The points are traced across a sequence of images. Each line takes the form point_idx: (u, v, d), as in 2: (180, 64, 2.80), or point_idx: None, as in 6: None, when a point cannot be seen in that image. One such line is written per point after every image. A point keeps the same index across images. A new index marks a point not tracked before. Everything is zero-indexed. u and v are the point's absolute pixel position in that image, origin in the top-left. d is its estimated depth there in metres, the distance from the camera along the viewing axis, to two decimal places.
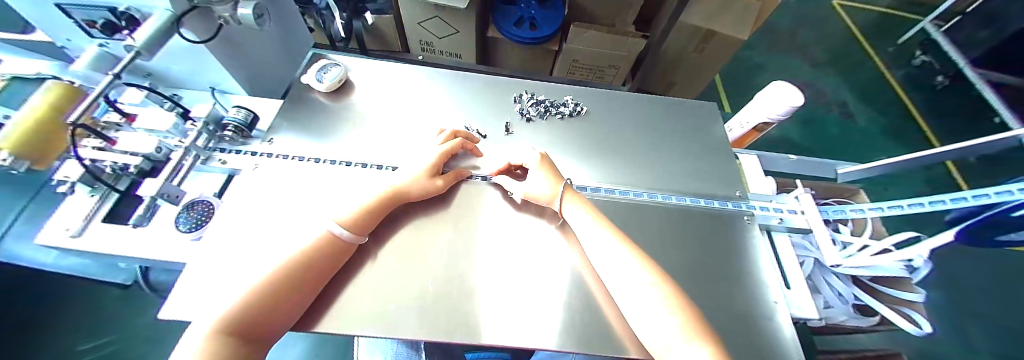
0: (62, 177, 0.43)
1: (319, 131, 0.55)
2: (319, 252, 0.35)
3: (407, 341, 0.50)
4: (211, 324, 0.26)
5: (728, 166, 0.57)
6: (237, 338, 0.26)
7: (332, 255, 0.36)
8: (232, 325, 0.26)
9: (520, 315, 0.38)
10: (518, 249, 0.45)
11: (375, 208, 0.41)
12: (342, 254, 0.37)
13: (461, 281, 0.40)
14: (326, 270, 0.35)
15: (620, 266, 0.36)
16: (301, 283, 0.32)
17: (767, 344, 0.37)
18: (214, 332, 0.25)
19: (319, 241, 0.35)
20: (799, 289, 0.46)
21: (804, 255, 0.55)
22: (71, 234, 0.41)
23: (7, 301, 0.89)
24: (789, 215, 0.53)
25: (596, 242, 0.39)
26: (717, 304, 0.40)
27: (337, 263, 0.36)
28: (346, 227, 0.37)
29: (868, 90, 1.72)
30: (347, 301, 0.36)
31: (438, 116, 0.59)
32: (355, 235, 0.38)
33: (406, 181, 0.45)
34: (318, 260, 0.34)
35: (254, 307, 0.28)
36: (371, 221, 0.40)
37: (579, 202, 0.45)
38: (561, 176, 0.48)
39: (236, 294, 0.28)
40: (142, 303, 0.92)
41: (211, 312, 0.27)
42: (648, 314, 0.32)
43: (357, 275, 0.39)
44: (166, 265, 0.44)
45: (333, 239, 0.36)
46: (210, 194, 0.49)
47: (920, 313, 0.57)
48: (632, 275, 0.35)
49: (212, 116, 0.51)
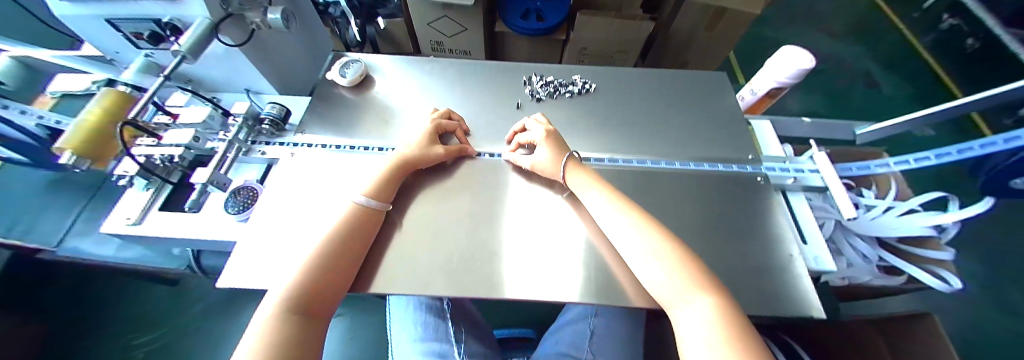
0: (121, 172, 0.48)
1: (346, 124, 0.58)
2: (355, 224, 0.39)
3: (432, 313, 0.60)
4: (273, 309, 0.28)
5: (740, 133, 0.57)
6: (299, 317, 0.28)
7: (363, 223, 0.39)
8: (290, 307, 0.28)
9: (543, 275, 0.40)
10: (532, 218, 0.47)
11: (388, 177, 0.45)
12: (376, 219, 0.41)
13: (482, 244, 0.43)
14: (355, 251, 0.37)
15: (623, 233, 0.38)
16: (347, 252, 0.36)
17: (782, 296, 0.38)
18: (277, 313, 0.27)
19: (349, 214, 0.39)
20: (817, 243, 0.45)
21: (825, 217, 0.54)
22: (130, 223, 0.48)
23: (69, 301, 0.99)
24: (807, 174, 0.52)
25: (595, 204, 0.43)
26: (727, 260, 0.42)
27: (372, 228, 0.40)
28: (371, 196, 0.42)
29: (892, 61, 1.65)
30: (391, 267, 0.40)
31: (454, 101, 0.62)
32: (379, 202, 0.42)
33: (416, 150, 0.49)
34: (353, 232, 0.38)
35: (304, 286, 0.31)
36: (390, 191, 0.44)
37: (578, 173, 0.47)
38: (565, 148, 0.50)
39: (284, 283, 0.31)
40: (187, 300, 1.00)
41: (270, 297, 0.30)
42: (656, 280, 0.33)
43: (389, 253, 0.41)
44: (218, 244, 0.49)
45: (363, 210, 0.40)
46: (253, 181, 0.53)
47: (953, 273, 0.54)
48: (639, 246, 0.36)
49: (251, 112, 0.54)
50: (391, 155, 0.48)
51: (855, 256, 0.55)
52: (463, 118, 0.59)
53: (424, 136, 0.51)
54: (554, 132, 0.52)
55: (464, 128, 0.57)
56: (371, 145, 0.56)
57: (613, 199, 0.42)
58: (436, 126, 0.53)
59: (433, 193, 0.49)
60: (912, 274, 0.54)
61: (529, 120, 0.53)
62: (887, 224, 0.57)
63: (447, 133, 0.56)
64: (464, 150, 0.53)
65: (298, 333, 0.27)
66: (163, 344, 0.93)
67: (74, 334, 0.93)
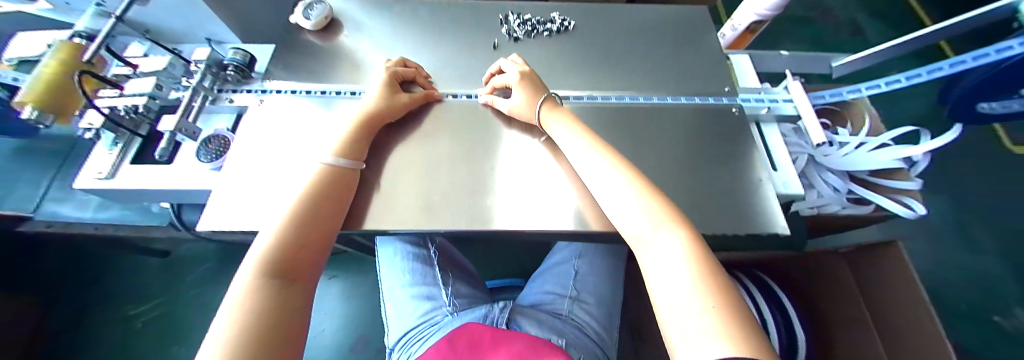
0: (87, 124, 0.46)
1: (317, 71, 0.56)
2: (327, 182, 0.38)
3: (419, 263, 0.63)
4: (251, 273, 0.26)
5: (719, 65, 0.55)
6: (281, 280, 0.27)
7: (337, 183, 0.39)
8: (270, 270, 0.27)
9: (534, 207, 0.42)
10: (521, 169, 0.47)
11: (356, 134, 0.44)
12: (348, 178, 0.41)
13: (462, 181, 0.45)
14: (330, 213, 0.36)
15: (603, 175, 0.36)
16: (323, 214, 0.35)
17: (749, 216, 0.40)
18: (256, 276, 0.26)
19: (319, 174, 0.38)
20: (786, 169, 0.46)
21: (799, 153, 0.57)
22: (101, 177, 0.48)
23: (74, 279, 1.05)
24: (781, 104, 0.52)
25: (564, 138, 0.42)
26: (702, 184, 0.43)
27: (347, 186, 0.40)
28: (341, 157, 0.41)
29: (883, 8, 1.61)
30: (381, 208, 0.42)
31: (427, 43, 0.60)
32: (351, 161, 0.41)
33: (376, 104, 0.46)
34: (327, 192, 0.37)
35: (281, 251, 0.29)
36: (359, 150, 0.43)
37: (557, 111, 0.45)
38: (542, 89, 0.48)
39: (255, 251, 0.29)
40: (179, 273, 1.08)
41: (243, 264, 0.28)
42: (631, 216, 0.32)
43: (373, 204, 0.42)
44: (198, 195, 0.49)
45: (333, 169, 0.39)
46: (225, 129, 0.52)
47: (916, 200, 0.56)
48: (616, 189, 0.34)
49: (212, 57, 0.52)
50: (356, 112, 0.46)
51: (826, 187, 0.57)
52: (419, 65, 0.55)
53: (383, 83, 0.48)
54: (530, 73, 0.50)
55: (424, 75, 0.54)
56: (349, 90, 0.54)
57: (591, 141, 0.40)
58: (391, 74, 0.49)
59: (413, 140, 0.49)
60: (881, 204, 0.56)
61: (506, 61, 0.52)
62: (857, 161, 0.58)
63: (410, 83, 0.53)
64: (430, 93, 0.52)
65: (283, 294, 0.26)
66: (163, 312, 1.03)
67: (84, 307, 1.02)
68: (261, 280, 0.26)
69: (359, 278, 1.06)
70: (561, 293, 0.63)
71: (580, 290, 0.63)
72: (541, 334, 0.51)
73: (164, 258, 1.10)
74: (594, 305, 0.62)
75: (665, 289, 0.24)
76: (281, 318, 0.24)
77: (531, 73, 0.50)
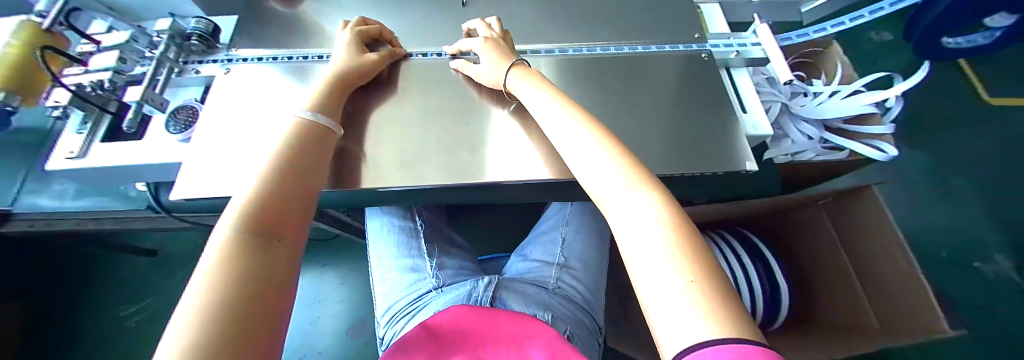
0: (54, 102, 0.46)
1: (286, 40, 0.55)
2: (302, 137, 0.35)
3: (404, 232, 0.59)
4: (227, 231, 0.23)
5: (688, 16, 0.55)
6: (263, 237, 0.24)
7: (312, 138, 0.36)
8: (251, 226, 0.24)
9: (521, 159, 0.43)
10: (510, 121, 0.47)
11: (329, 93, 0.43)
12: (326, 135, 0.39)
13: (443, 138, 0.45)
14: (310, 168, 0.34)
15: (572, 134, 0.34)
16: (300, 171, 0.32)
17: (723, 154, 0.42)
18: (234, 233, 0.23)
19: (295, 127, 0.36)
20: (756, 112, 0.47)
21: (772, 101, 0.57)
22: (72, 156, 0.47)
23: (62, 283, 1.05)
24: (750, 48, 0.52)
25: (530, 97, 0.40)
26: (675, 128, 0.44)
27: (323, 142, 0.38)
28: (315, 111, 0.39)
29: None
30: (369, 167, 0.42)
31: (395, 6, 0.58)
32: (331, 121, 0.40)
33: (349, 62, 0.46)
34: (303, 147, 0.35)
35: (260, 208, 0.26)
36: (333, 107, 0.42)
37: (524, 70, 0.43)
38: (512, 51, 0.47)
39: (229, 211, 0.26)
40: (167, 272, 1.07)
41: (220, 223, 0.25)
42: (600, 174, 0.30)
43: (362, 163, 0.43)
44: (172, 170, 0.49)
45: (311, 124, 0.37)
46: (193, 100, 0.51)
47: (890, 142, 0.57)
48: (586, 148, 0.32)
49: (176, 28, 0.52)
50: (327, 71, 0.45)
51: (798, 135, 0.57)
52: (380, 23, 0.54)
53: (348, 44, 0.47)
54: (501, 36, 0.49)
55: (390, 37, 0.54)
56: (317, 54, 0.54)
57: (568, 107, 0.37)
58: (357, 33, 0.49)
59: (386, 104, 0.49)
60: (854, 150, 0.57)
61: (478, 23, 0.50)
62: (830, 109, 0.59)
63: (379, 42, 0.53)
64: (395, 52, 0.51)
65: (264, 252, 0.23)
66: (155, 311, 1.02)
67: (76, 310, 1.01)
68: (239, 237, 0.23)
69: (350, 263, 1.06)
70: (551, 261, 0.59)
71: (569, 257, 0.59)
72: (525, 311, 0.46)
73: (152, 257, 1.08)
74: (584, 272, 0.58)
75: (640, 258, 0.23)
76: (272, 280, 0.22)
77: (501, 36, 0.49)
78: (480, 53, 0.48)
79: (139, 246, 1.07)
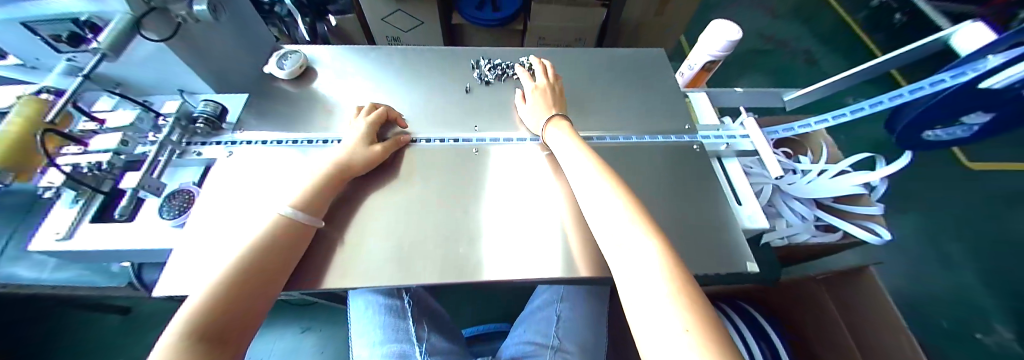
0: (47, 183, 0.44)
1: (292, 122, 0.57)
2: (280, 236, 0.35)
3: (391, 315, 0.57)
4: (171, 336, 0.22)
5: (677, 104, 0.59)
6: (210, 343, 0.23)
7: (290, 237, 0.35)
8: (201, 330, 0.23)
9: (519, 255, 0.42)
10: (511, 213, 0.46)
11: (320, 187, 0.41)
12: (303, 235, 0.37)
13: (442, 229, 0.45)
14: (281, 263, 0.33)
15: (592, 182, 0.38)
16: (271, 263, 0.32)
17: (723, 250, 0.41)
18: (180, 338, 0.22)
19: (272, 227, 0.35)
20: (751, 204, 0.48)
21: (763, 184, 0.59)
22: (60, 238, 0.45)
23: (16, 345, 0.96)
24: (738, 139, 0.55)
25: (559, 142, 0.47)
26: (674, 219, 0.44)
27: (298, 243, 0.36)
28: (298, 207, 0.38)
29: (831, 36, 1.74)
30: (348, 264, 0.40)
31: (399, 87, 0.61)
32: (310, 217, 0.38)
33: (351, 150, 0.46)
34: (275, 240, 0.34)
35: (219, 305, 0.26)
36: (321, 205, 0.40)
37: (564, 122, 0.50)
38: (559, 102, 0.54)
39: (184, 306, 0.25)
40: (139, 332, 1.01)
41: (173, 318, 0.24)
42: (611, 221, 0.33)
43: (334, 261, 0.40)
44: (156, 254, 0.47)
45: (287, 222, 0.36)
46: (192, 183, 0.51)
47: (880, 224, 0.58)
48: (604, 195, 0.36)
49: (183, 111, 0.52)
50: (326, 161, 0.45)
51: (792, 216, 0.58)
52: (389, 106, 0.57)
53: (361, 135, 0.48)
54: (553, 86, 0.56)
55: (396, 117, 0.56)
56: (322, 138, 0.55)
57: (590, 155, 0.42)
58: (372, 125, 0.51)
59: (382, 192, 0.48)
60: (847, 230, 0.58)
61: (538, 68, 0.58)
62: (819, 188, 0.60)
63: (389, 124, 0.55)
64: (399, 140, 0.52)
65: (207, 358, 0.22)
66: None
67: None
68: (183, 344, 0.22)
69: (335, 327, 1.01)
70: (546, 344, 0.57)
71: (564, 339, 0.57)
72: None
73: (125, 315, 1.02)
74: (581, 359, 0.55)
75: (641, 313, 0.24)
76: None
77: (553, 85, 0.56)
78: (531, 98, 0.56)
79: (112, 302, 1.01)
